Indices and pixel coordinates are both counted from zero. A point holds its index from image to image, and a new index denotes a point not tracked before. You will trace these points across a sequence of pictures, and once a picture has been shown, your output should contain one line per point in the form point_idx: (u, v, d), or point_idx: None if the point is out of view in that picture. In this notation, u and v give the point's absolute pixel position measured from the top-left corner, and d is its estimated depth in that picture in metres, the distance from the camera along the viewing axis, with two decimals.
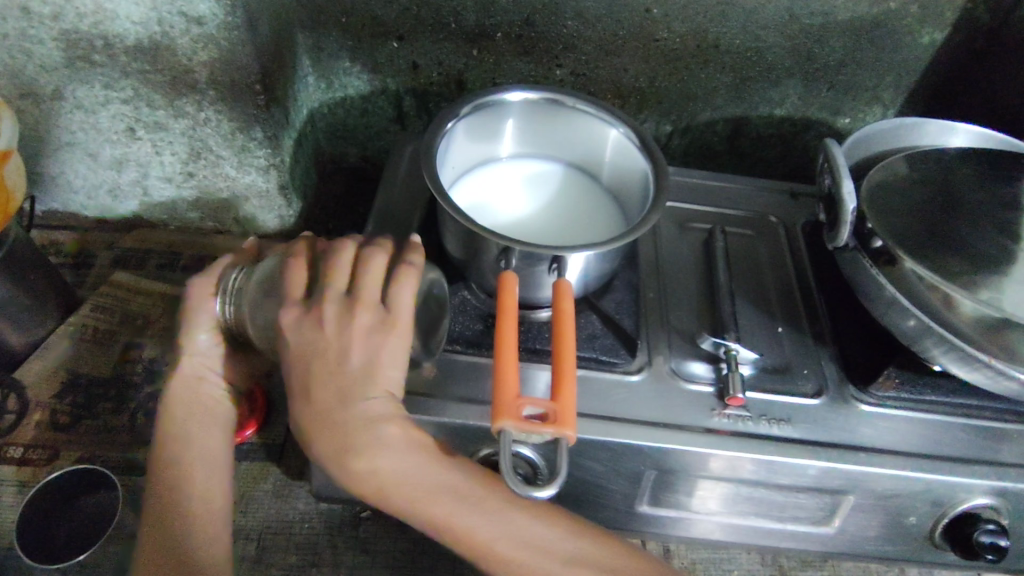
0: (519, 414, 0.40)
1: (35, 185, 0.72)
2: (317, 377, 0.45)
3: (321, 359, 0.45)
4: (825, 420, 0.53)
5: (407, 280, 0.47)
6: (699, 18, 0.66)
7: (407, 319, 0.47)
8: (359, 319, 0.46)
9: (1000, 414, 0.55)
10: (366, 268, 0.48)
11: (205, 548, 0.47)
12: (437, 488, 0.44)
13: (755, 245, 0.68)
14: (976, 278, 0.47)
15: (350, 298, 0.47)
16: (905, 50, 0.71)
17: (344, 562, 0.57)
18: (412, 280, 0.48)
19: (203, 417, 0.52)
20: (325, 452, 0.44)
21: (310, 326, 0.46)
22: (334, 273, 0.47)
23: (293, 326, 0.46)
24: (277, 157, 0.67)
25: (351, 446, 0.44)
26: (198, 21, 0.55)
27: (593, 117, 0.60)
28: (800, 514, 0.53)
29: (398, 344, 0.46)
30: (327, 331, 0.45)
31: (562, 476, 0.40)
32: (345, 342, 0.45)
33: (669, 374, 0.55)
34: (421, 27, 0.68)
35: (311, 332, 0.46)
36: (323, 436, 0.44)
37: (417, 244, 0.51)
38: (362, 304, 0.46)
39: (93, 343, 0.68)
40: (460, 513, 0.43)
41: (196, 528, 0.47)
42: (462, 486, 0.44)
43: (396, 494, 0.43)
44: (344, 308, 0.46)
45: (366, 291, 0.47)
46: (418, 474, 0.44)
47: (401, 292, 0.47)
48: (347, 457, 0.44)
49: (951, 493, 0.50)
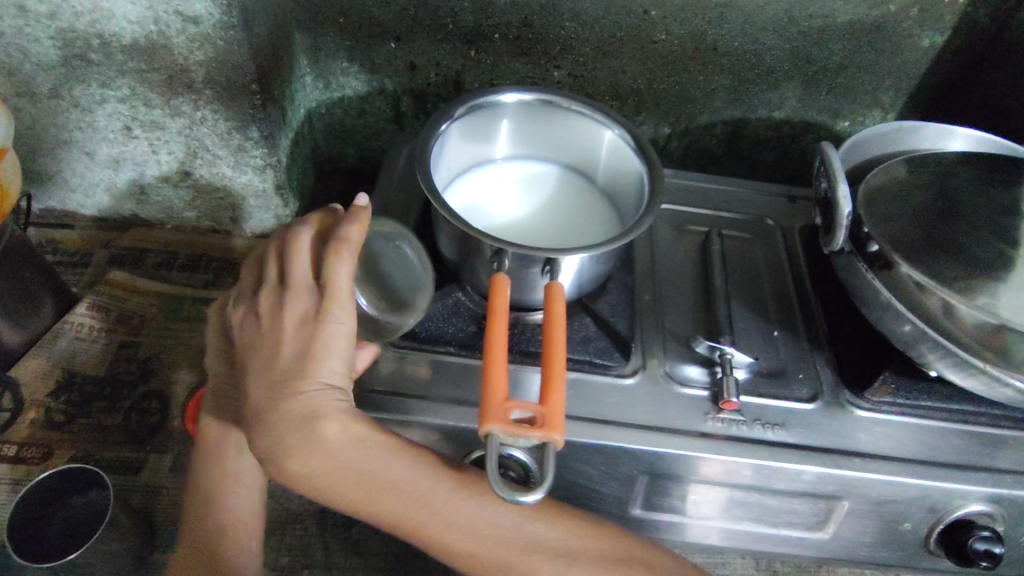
0: (507, 417, 0.40)
1: (33, 183, 0.72)
2: (255, 371, 0.45)
3: (257, 353, 0.45)
4: (820, 425, 0.53)
5: (331, 256, 0.45)
6: (697, 20, 0.66)
7: (339, 298, 0.44)
8: (288, 307, 0.44)
9: (997, 421, 0.54)
10: (294, 251, 0.46)
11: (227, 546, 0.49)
12: (396, 483, 0.45)
13: (752, 248, 0.68)
14: (972, 283, 0.46)
15: (283, 286, 0.46)
16: (904, 53, 0.70)
17: (336, 563, 0.57)
18: (337, 254, 0.45)
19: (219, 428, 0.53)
20: (266, 449, 0.44)
21: (250, 320, 0.46)
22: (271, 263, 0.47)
23: (239, 323, 0.47)
24: (273, 157, 0.67)
25: (287, 445, 0.43)
26: (194, 20, 0.55)
27: (588, 119, 0.60)
28: (795, 519, 0.52)
29: (330, 328, 0.44)
30: (263, 323, 0.45)
31: (548, 481, 0.39)
32: (276, 333, 0.45)
33: (662, 378, 0.55)
34: (419, 27, 0.68)
35: (249, 327, 0.46)
36: (263, 434, 0.44)
37: (358, 217, 0.47)
38: (292, 291, 0.45)
39: (88, 342, 0.68)
40: (417, 508, 0.45)
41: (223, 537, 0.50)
42: (414, 482, 0.45)
43: (353, 490, 0.44)
44: (276, 298, 0.45)
45: (294, 277, 0.45)
46: (371, 468, 0.44)
47: (329, 270, 0.45)
48: (284, 456, 0.43)
49: (946, 499, 0.50)
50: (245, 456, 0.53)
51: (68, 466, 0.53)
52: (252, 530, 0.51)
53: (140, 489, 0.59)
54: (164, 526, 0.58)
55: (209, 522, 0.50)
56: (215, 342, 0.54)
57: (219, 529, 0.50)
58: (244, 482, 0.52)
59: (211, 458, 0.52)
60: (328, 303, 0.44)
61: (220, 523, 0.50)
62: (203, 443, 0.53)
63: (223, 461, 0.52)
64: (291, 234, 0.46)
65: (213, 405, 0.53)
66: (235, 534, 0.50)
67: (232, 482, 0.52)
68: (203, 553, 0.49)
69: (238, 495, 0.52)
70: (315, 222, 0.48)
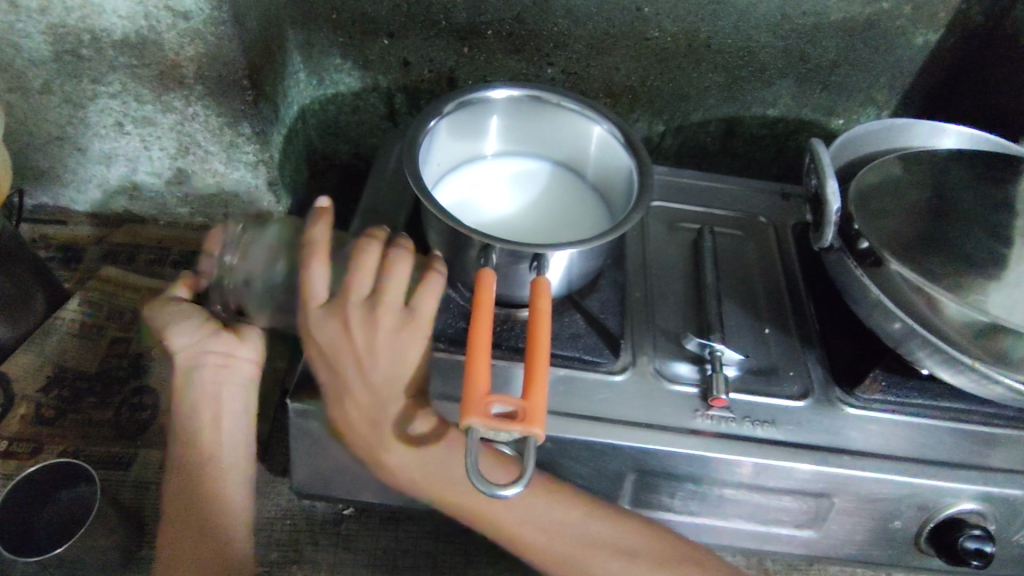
0: (487, 412, 0.39)
1: (26, 179, 0.72)
2: (351, 373, 0.49)
3: (350, 357, 0.49)
4: (811, 422, 0.52)
5: (427, 291, 0.50)
6: (689, 18, 0.66)
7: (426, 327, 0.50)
8: (383, 323, 0.49)
9: (990, 419, 0.54)
10: (388, 273, 0.49)
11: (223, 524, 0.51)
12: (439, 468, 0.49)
13: (744, 246, 0.68)
14: (963, 280, 0.46)
15: (373, 301, 0.49)
16: (899, 50, 0.70)
17: (324, 559, 0.57)
18: (433, 286, 0.50)
19: (200, 410, 0.53)
20: (360, 441, 0.49)
21: (337, 326, 0.49)
22: (356, 276, 0.49)
23: (319, 323, 0.49)
24: (265, 153, 0.67)
25: (385, 437, 0.49)
26: (184, 16, 0.56)
27: (577, 115, 0.60)
28: (784, 517, 0.52)
29: (417, 346, 0.50)
30: (353, 334, 0.49)
31: (528, 476, 0.38)
32: (376, 342, 0.49)
33: (652, 375, 0.55)
34: (411, 24, 0.68)
35: (338, 332, 0.49)
36: (360, 424, 0.49)
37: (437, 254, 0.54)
38: (386, 309, 0.49)
39: (80, 338, 0.68)
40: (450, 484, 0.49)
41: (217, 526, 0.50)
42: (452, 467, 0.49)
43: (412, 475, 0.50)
44: (367, 311, 0.49)
45: (390, 297, 0.49)
46: (426, 451, 0.49)
47: (424, 302, 0.50)
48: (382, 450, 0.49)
49: (937, 497, 0.50)
50: (225, 435, 0.53)
51: (55, 462, 0.53)
52: (243, 511, 0.52)
53: (129, 484, 0.59)
54: (153, 521, 0.58)
55: (200, 511, 0.50)
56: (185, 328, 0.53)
57: (210, 517, 0.50)
58: (225, 463, 0.53)
59: (189, 440, 0.52)
60: (418, 328, 0.50)
61: (213, 508, 0.51)
62: (182, 429, 0.53)
63: (205, 444, 0.52)
64: (389, 256, 0.50)
65: (198, 384, 0.53)
66: (224, 518, 0.51)
67: (215, 463, 0.52)
68: (207, 545, 0.49)
69: (224, 478, 0.52)
70: (407, 245, 0.51)
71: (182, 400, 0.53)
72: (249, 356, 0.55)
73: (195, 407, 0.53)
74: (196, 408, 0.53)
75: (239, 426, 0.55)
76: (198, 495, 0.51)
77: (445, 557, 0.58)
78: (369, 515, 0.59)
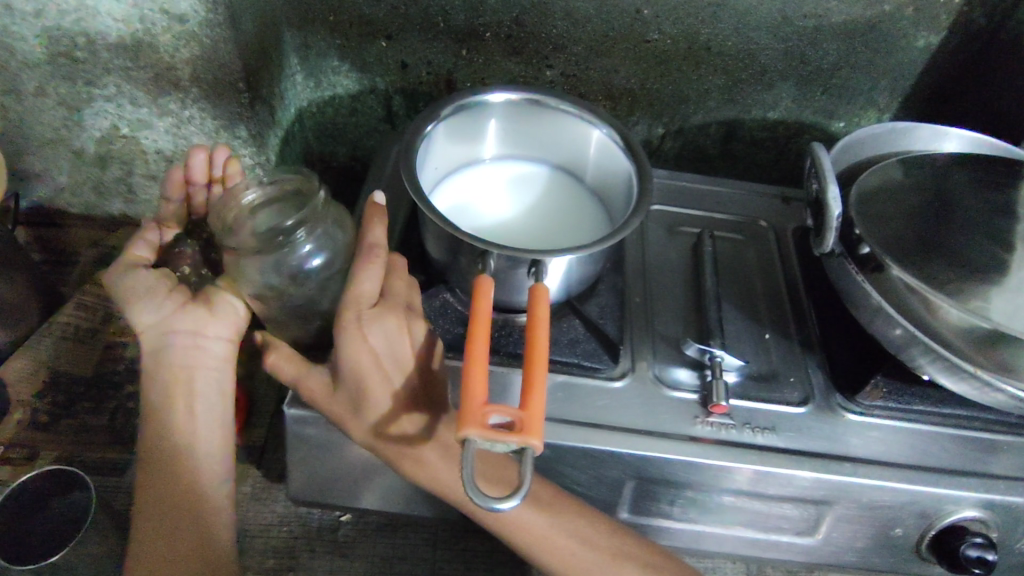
0: (484, 423, 0.38)
1: (21, 182, 0.72)
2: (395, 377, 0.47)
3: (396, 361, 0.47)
4: (811, 429, 0.52)
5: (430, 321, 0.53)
6: (690, 20, 0.66)
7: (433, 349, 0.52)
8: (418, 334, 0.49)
9: (990, 425, 0.54)
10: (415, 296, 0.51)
11: (205, 524, 0.49)
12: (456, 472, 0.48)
13: (744, 250, 0.67)
14: (966, 287, 0.46)
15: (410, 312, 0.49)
16: (900, 53, 0.70)
17: (321, 567, 0.56)
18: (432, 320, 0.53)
19: (171, 403, 0.50)
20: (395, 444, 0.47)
21: (392, 330, 0.46)
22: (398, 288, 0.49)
23: (374, 320, 0.46)
24: (261, 156, 0.66)
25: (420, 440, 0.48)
26: (179, 18, 0.55)
27: (576, 118, 0.60)
28: (784, 525, 0.52)
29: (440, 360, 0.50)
30: (402, 340, 0.47)
31: (526, 488, 0.37)
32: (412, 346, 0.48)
33: (652, 381, 0.54)
34: (409, 26, 0.67)
35: (391, 338, 0.46)
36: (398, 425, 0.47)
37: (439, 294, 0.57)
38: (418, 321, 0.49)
39: (75, 342, 0.68)
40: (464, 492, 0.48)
41: (198, 527, 0.48)
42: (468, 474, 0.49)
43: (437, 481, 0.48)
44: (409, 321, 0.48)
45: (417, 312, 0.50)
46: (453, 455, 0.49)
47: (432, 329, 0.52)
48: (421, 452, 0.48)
49: (939, 505, 0.49)
50: (199, 426, 0.51)
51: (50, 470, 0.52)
52: (225, 511, 0.51)
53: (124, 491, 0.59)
54: None
55: (181, 510, 0.48)
56: (150, 304, 0.49)
57: (193, 515, 0.48)
58: (201, 458, 0.50)
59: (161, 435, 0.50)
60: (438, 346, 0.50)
61: (195, 507, 0.49)
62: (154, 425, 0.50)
63: (180, 444, 0.50)
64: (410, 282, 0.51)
65: (167, 366, 0.49)
66: (206, 516, 0.49)
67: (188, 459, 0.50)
68: (191, 544, 0.47)
69: (202, 474, 0.50)
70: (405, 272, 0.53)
71: (151, 387, 0.50)
72: (219, 333, 0.51)
73: (165, 394, 0.50)
74: (166, 398, 0.50)
75: (215, 415, 0.51)
76: (177, 494, 0.48)
77: (442, 563, 0.57)
78: (366, 521, 0.59)
